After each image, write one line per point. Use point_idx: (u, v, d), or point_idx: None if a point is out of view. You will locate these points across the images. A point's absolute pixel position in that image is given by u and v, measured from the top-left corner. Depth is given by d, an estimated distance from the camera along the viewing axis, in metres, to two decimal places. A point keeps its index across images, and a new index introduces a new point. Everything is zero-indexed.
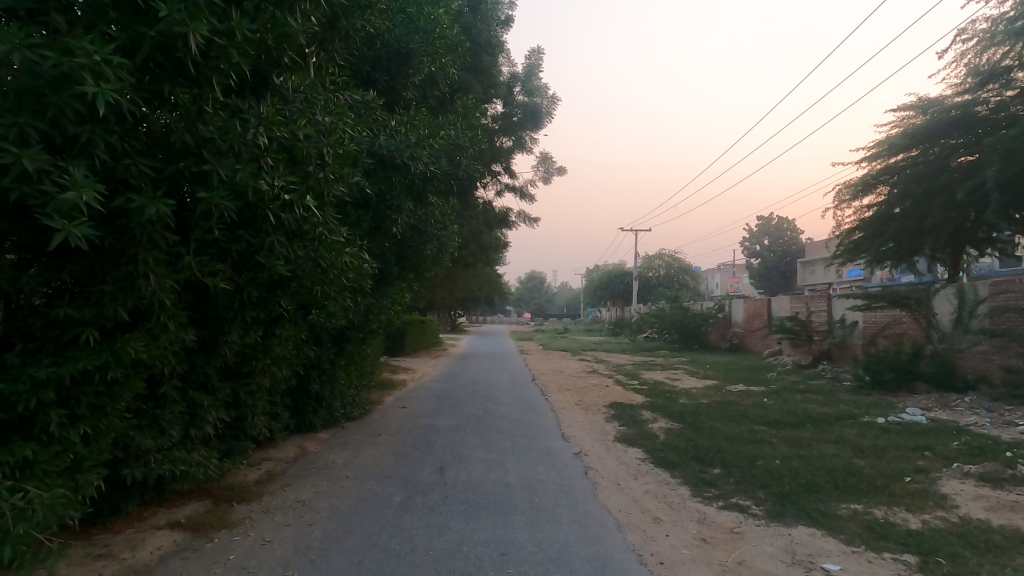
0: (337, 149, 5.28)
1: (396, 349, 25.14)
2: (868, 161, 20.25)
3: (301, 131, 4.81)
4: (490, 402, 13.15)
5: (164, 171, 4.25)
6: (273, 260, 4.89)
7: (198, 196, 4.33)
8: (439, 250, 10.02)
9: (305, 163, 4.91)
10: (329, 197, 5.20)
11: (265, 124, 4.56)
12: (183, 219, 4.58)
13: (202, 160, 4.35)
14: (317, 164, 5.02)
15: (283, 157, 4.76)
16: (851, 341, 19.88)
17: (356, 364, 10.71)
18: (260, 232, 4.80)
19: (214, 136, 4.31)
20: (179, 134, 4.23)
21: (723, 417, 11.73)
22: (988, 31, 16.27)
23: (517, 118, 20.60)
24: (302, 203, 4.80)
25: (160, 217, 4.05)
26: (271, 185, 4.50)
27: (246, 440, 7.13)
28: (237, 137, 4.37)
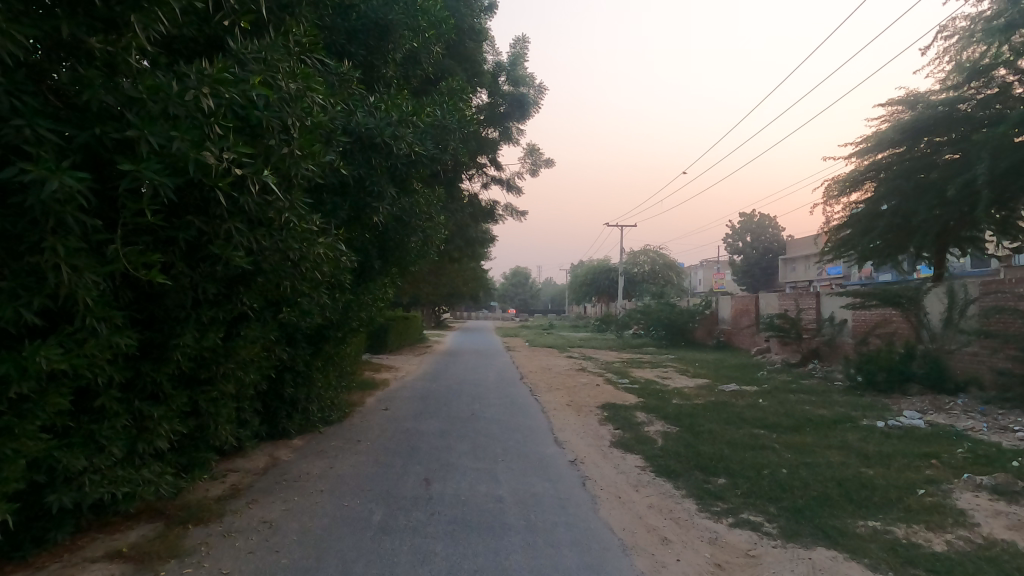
0: (305, 122, 4.62)
1: (379, 347, 24.41)
2: (857, 157, 19.96)
3: (254, 92, 4.13)
4: (478, 403, 12.51)
5: (75, 139, 3.57)
6: (230, 250, 4.23)
7: (123, 169, 3.55)
8: (425, 242, 9.38)
9: (266, 136, 4.29)
10: (296, 177, 4.55)
11: (208, 84, 3.89)
12: (107, 199, 3.82)
13: (125, 126, 3.61)
14: (281, 137, 4.39)
15: (234, 124, 4.10)
16: (840, 340, 19.64)
17: (336, 365, 10.03)
18: (213, 217, 4.14)
19: (141, 95, 3.62)
20: (91, 93, 3.52)
21: (720, 420, 11.25)
22: (967, 30, 16.07)
23: (503, 110, 19.99)
24: (258, 178, 4.14)
25: (71, 193, 3.34)
26: (218, 158, 3.80)
27: (208, 452, 6.45)
28: (171, 97, 3.69)
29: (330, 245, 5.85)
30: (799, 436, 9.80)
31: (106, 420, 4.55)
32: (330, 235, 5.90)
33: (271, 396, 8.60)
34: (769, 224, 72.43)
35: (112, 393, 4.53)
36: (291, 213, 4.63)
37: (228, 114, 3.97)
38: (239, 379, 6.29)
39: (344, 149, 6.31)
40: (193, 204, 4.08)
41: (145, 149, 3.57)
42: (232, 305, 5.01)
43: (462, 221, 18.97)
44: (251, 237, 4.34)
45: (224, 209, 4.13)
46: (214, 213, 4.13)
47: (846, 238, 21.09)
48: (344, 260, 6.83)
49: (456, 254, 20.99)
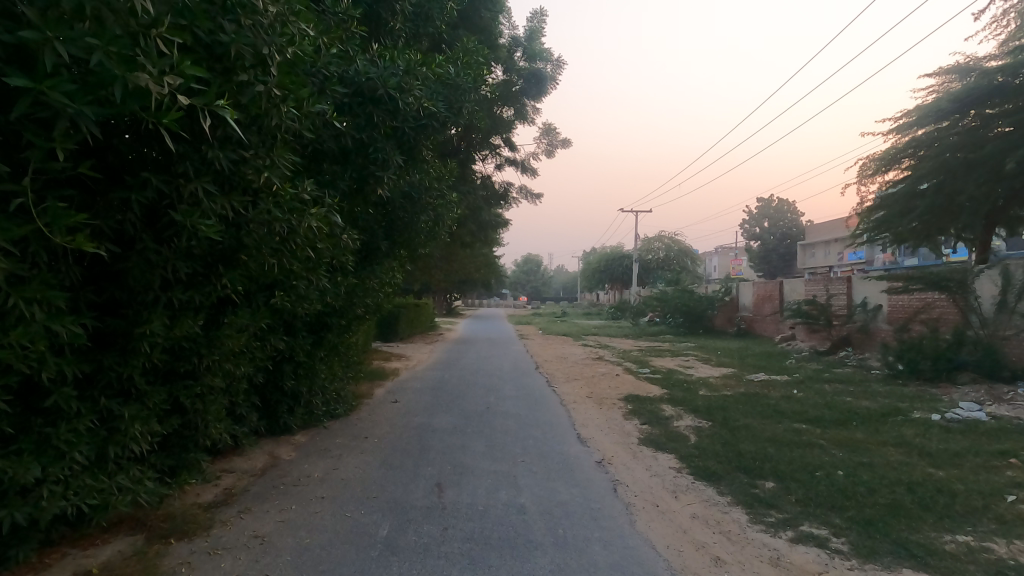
0: (285, 54, 3.99)
1: (390, 335, 23.77)
2: (894, 133, 18.81)
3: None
4: (493, 396, 11.75)
5: None
6: (194, 217, 3.59)
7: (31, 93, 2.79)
8: (435, 221, 8.59)
9: (239, 72, 3.71)
10: (270, 124, 3.98)
11: None
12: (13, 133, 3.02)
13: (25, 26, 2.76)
14: (254, 73, 3.79)
15: (194, 52, 3.53)
16: (875, 327, 18.67)
17: (340, 355, 9.33)
18: (175, 176, 3.59)
19: None
20: None
21: (754, 413, 10.43)
22: None
23: (518, 88, 19.05)
24: (213, 111, 3.43)
25: None
26: (165, 91, 3.17)
27: (199, 452, 5.76)
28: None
29: (327, 218, 5.14)
30: (847, 432, 8.94)
31: (66, 421, 3.81)
32: (326, 205, 5.18)
33: (270, 389, 7.89)
34: (787, 209, 70.66)
35: (67, 391, 3.75)
36: (271, 173, 4.02)
37: (178, 31, 3.28)
38: (228, 372, 5.60)
39: (340, 104, 5.57)
40: (147, 154, 3.58)
41: (68, 71, 2.90)
42: (210, 288, 4.30)
43: (474, 203, 18.14)
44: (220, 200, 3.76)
45: (188, 166, 3.59)
46: (176, 171, 3.59)
47: (880, 220, 19.95)
48: (343, 237, 6.12)
49: (468, 238, 20.19)
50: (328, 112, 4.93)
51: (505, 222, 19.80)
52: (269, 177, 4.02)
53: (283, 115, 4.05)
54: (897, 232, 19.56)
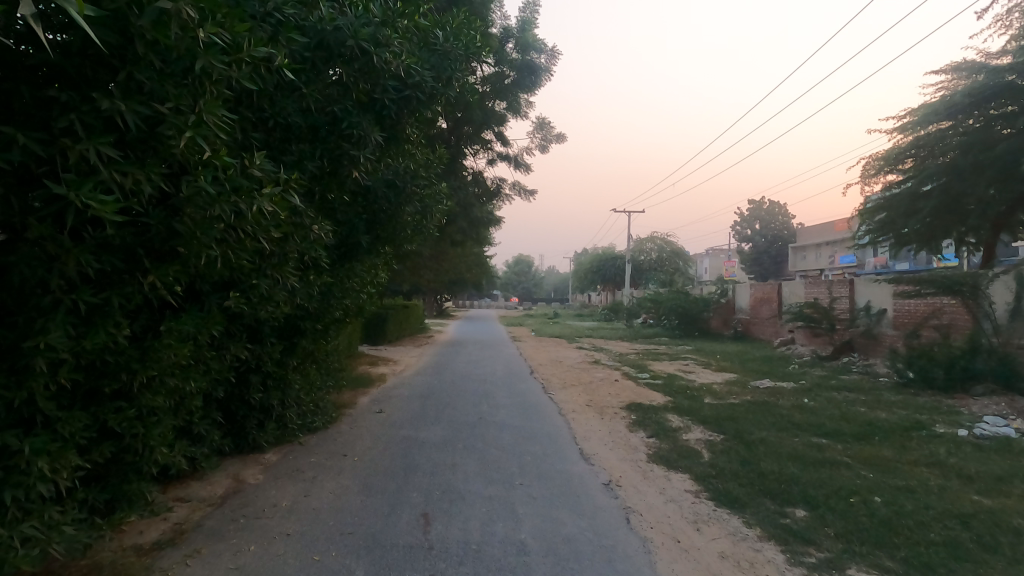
0: None
1: (377, 338, 22.82)
2: (897, 132, 18.22)
3: None
4: (486, 405, 10.90)
5: None
6: (83, 188, 2.87)
7: None
8: (422, 214, 7.78)
9: None
10: (189, 72, 3.34)
11: None
12: None
13: None
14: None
15: None
16: (880, 331, 18.07)
17: (317, 362, 8.44)
18: (56, 135, 2.93)
19: None
20: None
21: (767, 425, 9.68)
22: None
23: (511, 80, 18.23)
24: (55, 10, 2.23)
25: None
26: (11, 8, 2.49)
27: (144, 482, 4.89)
28: None
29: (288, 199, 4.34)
30: (871, 448, 8.23)
31: None
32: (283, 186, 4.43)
33: (235, 401, 6.96)
34: (780, 211, 70.46)
35: None
36: (197, 133, 3.31)
37: None
38: (171, 391, 4.66)
39: (300, 58, 4.85)
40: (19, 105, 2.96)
41: None
42: (131, 288, 3.44)
43: (464, 199, 17.32)
44: (124, 168, 3.08)
45: (71, 121, 2.93)
46: (59, 129, 2.94)
47: (882, 221, 19.35)
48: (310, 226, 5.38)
49: (458, 236, 19.37)
50: (279, 61, 4.29)
51: (498, 220, 18.95)
52: (192, 137, 3.31)
53: (208, 56, 3.38)
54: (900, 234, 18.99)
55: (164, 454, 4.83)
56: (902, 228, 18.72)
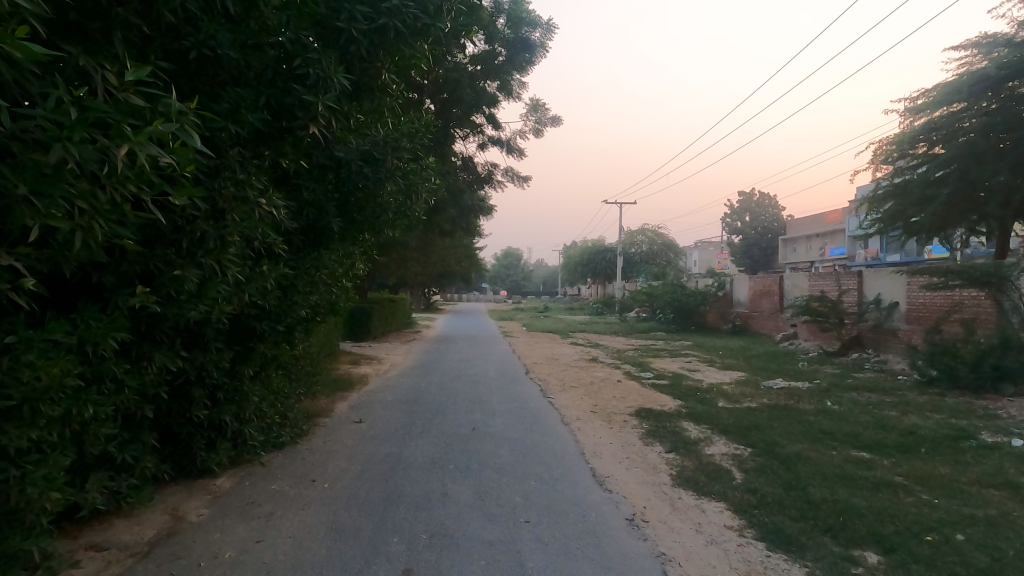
0: None
1: (361, 334, 21.49)
2: (910, 114, 17.25)
3: None
4: (480, 413, 9.70)
5: None
6: None
7: None
8: (405, 193, 6.57)
9: None
10: None
11: None
12: None
13: None
14: None
15: None
16: (889, 325, 17.26)
17: (281, 368, 7.14)
18: None
19: None
20: None
21: (795, 434, 8.62)
22: None
23: (503, 58, 16.92)
24: None
25: None
26: None
27: (39, 537, 3.61)
28: None
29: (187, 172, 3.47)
30: (923, 463, 7.17)
31: None
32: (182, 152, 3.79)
33: (174, 419, 5.52)
34: (771, 204, 69.79)
35: None
36: None
37: None
38: (45, 424, 3.26)
39: None
40: None
41: None
42: None
43: (453, 185, 16.03)
44: None
45: None
46: None
47: (893, 211, 18.20)
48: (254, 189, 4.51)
49: (446, 224, 18.14)
50: None
51: (489, 208, 17.69)
52: None
53: None
54: (908, 224, 18.05)
55: (60, 497, 3.51)
56: (913, 216, 17.58)
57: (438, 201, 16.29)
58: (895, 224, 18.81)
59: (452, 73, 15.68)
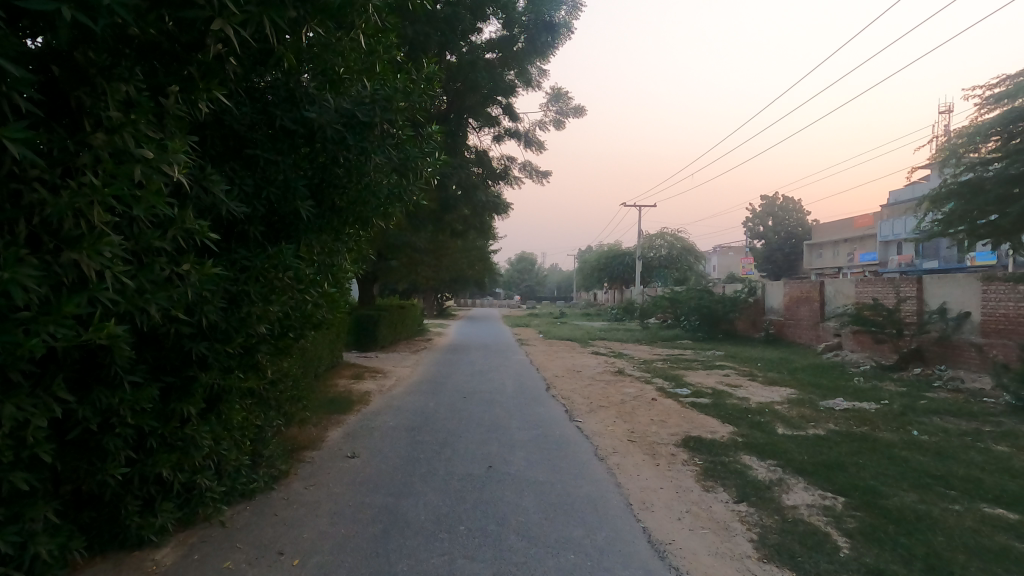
0: None
1: (368, 343, 20.03)
2: (982, 106, 15.37)
3: None
4: (497, 445, 8.15)
5: None
6: None
7: None
8: (397, 170, 5.12)
9: None
10: None
11: None
12: None
13: None
14: None
15: None
16: (959, 338, 15.29)
17: (246, 397, 5.64)
18: None
19: None
20: None
21: (895, 478, 6.92)
22: None
23: (522, 43, 15.24)
24: None
25: None
26: None
27: None
28: None
29: None
30: None
31: None
32: (3, 80, 2.57)
33: (87, 483, 3.92)
34: (794, 206, 67.60)
35: None
36: None
37: None
38: None
39: None
40: None
41: None
42: None
43: (467, 181, 14.48)
44: None
45: None
46: None
47: (952, 212, 15.71)
48: (153, 142, 3.08)
49: (458, 224, 16.65)
50: None
51: (505, 207, 16.08)
52: None
53: None
54: (972, 227, 15.52)
55: None
56: (978, 218, 15.27)
57: (450, 198, 14.75)
58: (955, 229, 16.17)
59: (465, 57, 14.17)
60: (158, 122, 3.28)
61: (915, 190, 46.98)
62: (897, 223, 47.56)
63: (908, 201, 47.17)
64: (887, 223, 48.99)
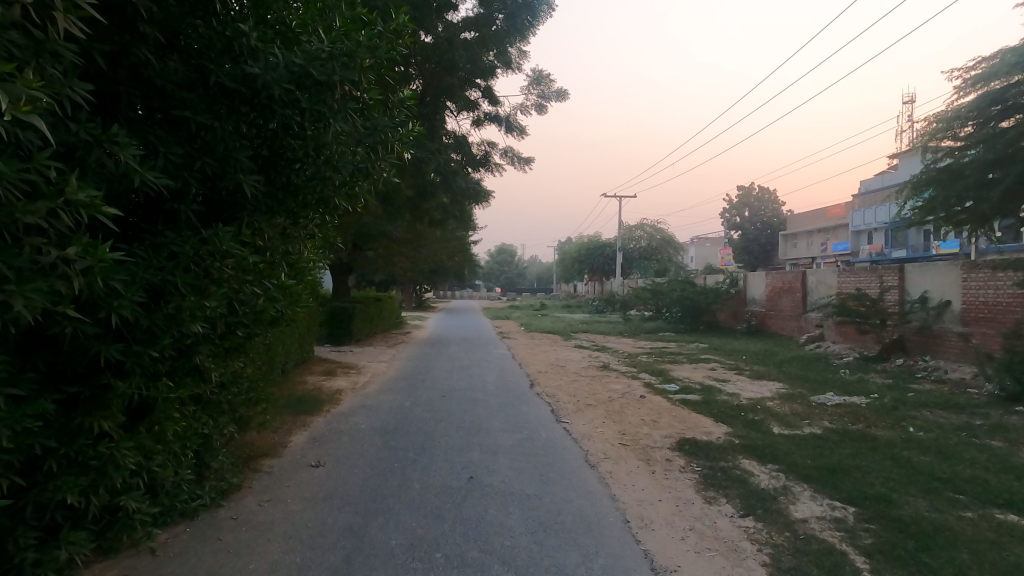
0: None
1: (341, 337, 19.13)
2: (963, 87, 14.81)
3: None
4: (479, 451, 7.47)
5: None
6: None
7: None
8: (363, 142, 4.36)
9: None
10: None
11: None
12: None
13: None
14: None
15: None
16: (941, 328, 15.01)
17: (185, 404, 4.86)
18: None
19: None
20: None
21: (903, 482, 6.42)
22: None
23: (502, 24, 14.23)
24: None
25: None
26: None
27: None
28: None
29: None
30: None
31: None
32: None
33: None
34: (771, 198, 68.01)
35: None
36: None
37: None
38: None
39: None
40: None
41: None
42: None
43: (445, 166, 13.65)
44: None
45: None
46: None
47: (929, 199, 15.29)
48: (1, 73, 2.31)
49: (436, 213, 15.86)
50: None
51: (486, 195, 15.35)
52: None
53: None
54: (950, 213, 15.21)
55: None
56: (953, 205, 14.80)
57: (426, 184, 13.94)
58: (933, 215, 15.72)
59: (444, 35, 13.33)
60: (25, 55, 2.51)
61: (883, 179, 47.95)
62: (869, 214, 48.23)
63: (878, 190, 47.81)
64: (857, 214, 49.58)
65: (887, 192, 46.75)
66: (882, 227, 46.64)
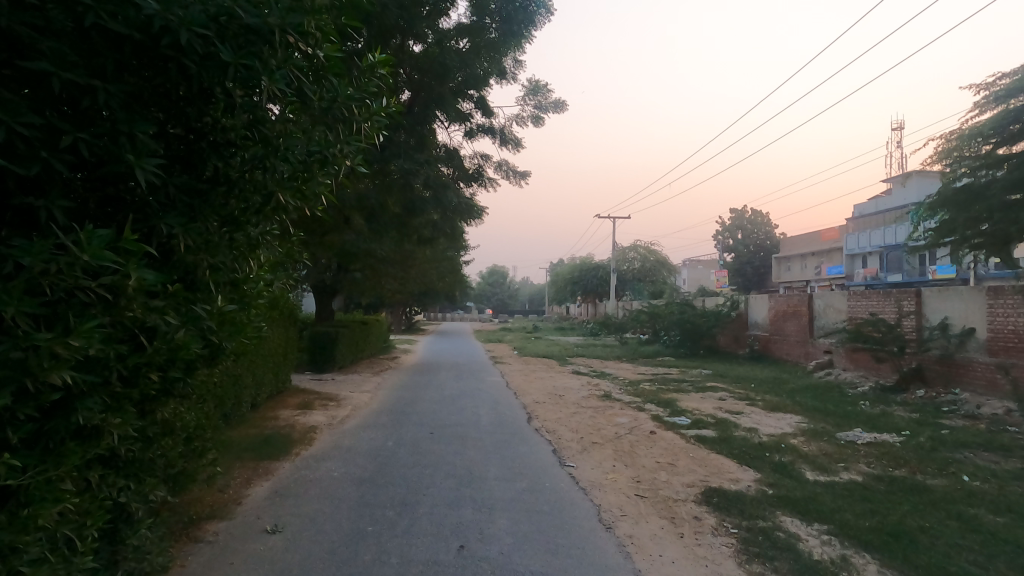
0: None
1: (324, 364, 17.83)
2: (982, 103, 13.97)
3: None
4: (470, 509, 6.22)
5: None
6: None
7: None
8: (315, 118, 3.45)
9: None
10: None
11: None
12: None
13: None
14: None
15: None
16: (965, 356, 14.05)
17: (82, 468, 3.64)
18: None
19: None
20: None
21: (984, 555, 5.29)
22: None
23: (496, 34, 13.12)
24: None
25: None
26: None
27: None
28: None
29: None
30: None
31: None
32: None
33: None
34: (764, 221, 67.79)
35: None
36: None
37: None
38: None
39: None
40: None
41: None
42: None
43: (436, 179, 12.58)
44: None
45: None
46: None
47: (943, 221, 14.38)
48: None
49: (425, 230, 14.89)
50: None
51: (479, 212, 14.36)
52: None
53: None
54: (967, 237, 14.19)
55: None
56: (971, 229, 13.81)
57: (414, 199, 12.85)
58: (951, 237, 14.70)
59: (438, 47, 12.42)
60: None
61: (876, 204, 47.88)
62: (862, 237, 47.88)
63: (873, 214, 47.65)
64: (851, 237, 49.13)
65: (882, 216, 46.63)
66: (877, 252, 46.27)
